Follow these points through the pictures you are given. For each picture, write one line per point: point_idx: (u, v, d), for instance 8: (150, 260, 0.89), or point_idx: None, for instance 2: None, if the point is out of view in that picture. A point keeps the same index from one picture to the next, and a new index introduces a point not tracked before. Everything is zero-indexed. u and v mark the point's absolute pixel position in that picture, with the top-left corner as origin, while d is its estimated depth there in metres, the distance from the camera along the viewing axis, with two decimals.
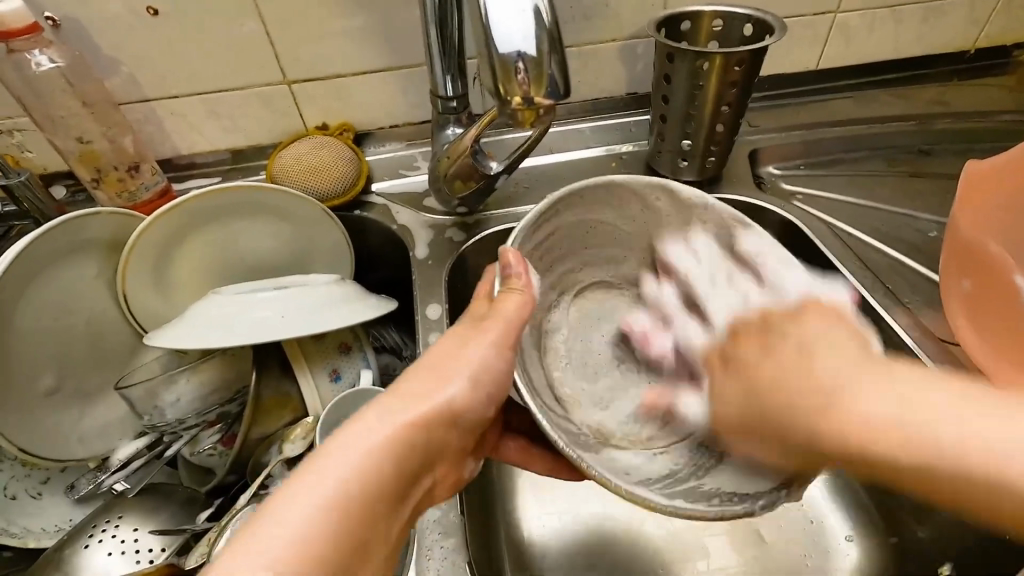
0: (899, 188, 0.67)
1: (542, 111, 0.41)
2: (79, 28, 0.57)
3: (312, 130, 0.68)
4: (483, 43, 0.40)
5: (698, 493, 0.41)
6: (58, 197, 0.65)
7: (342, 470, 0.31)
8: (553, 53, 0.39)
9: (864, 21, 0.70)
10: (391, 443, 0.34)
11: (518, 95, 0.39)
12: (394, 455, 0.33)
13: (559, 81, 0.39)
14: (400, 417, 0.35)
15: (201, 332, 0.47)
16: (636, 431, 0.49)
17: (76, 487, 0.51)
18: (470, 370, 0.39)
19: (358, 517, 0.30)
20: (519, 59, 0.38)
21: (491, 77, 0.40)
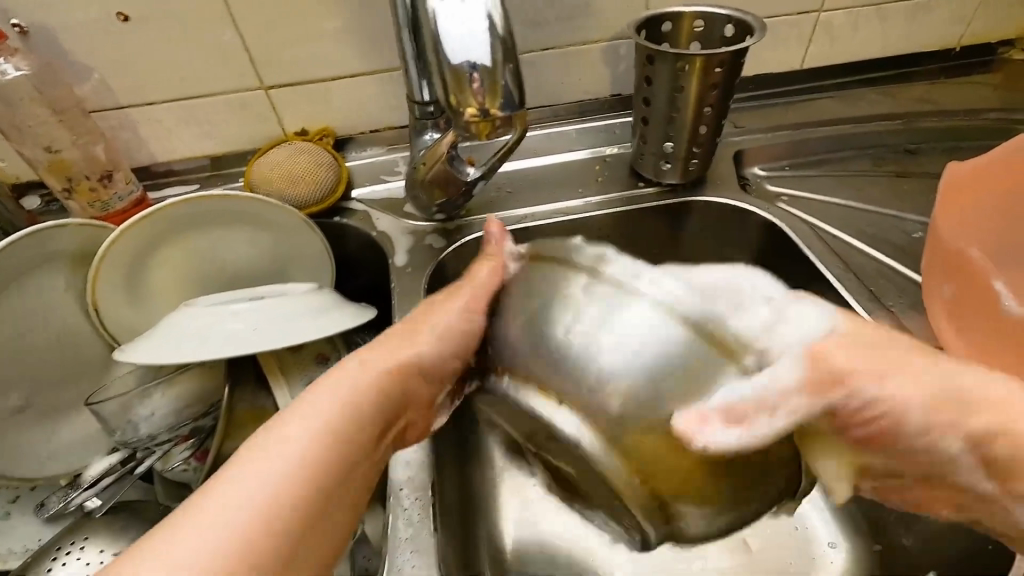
0: (886, 188, 0.67)
1: (498, 123, 0.40)
2: (47, 35, 0.56)
3: (291, 136, 0.67)
4: (434, 51, 0.39)
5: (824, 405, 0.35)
6: (32, 207, 0.63)
7: (309, 430, 0.34)
8: (506, 64, 0.38)
9: (849, 20, 0.69)
10: (357, 400, 0.36)
11: (471, 105, 0.39)
12: (359, 411, 0.36)
13: (512, 92, 0.39)
14: (365, 379, 0.38)
15: (174, 345, 0.46)
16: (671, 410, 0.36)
17: (45, 505, 0.50)
18: (438, 329, 0.42)
19: (328, 465, 0.33)
20: (470, 69, 0.38)
21: (444, 87, 0.39)
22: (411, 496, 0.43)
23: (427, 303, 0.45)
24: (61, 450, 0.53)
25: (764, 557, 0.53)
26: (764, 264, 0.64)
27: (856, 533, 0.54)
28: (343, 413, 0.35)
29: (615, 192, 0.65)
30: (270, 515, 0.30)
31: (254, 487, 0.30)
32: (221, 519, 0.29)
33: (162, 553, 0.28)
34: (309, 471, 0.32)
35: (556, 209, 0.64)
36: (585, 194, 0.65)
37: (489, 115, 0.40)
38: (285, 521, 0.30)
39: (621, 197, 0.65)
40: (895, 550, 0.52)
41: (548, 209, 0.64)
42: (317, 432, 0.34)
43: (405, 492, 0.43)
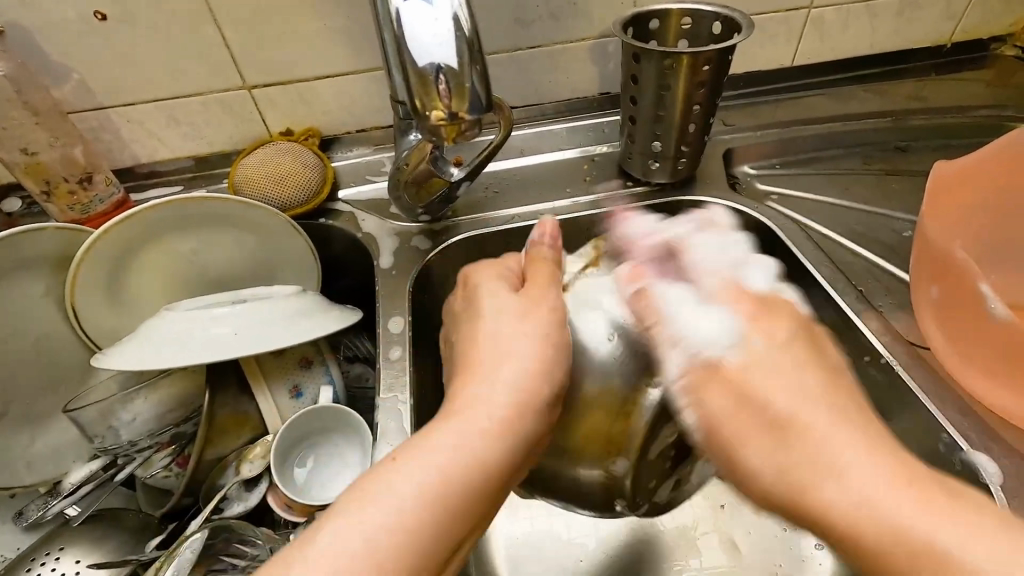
0: (876, 186, 0.66)
1: (466, 126, 0.39)
2: (23, 34, 0.55)
3: (276, 136, 0.66)
4: (400, 54, 0.38)
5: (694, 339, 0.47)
6: (12, 210, 0.62)
7: (455, 425, 0.35)
8: (473, 66, 0.38)
9: (839, 16, 0.68)
10: (490, 394, 0.38)
11: (437, 108, 0.38)
12: (495, 404, 0.37)
13: (480, 95, 0.38)
14: (492, 374, 0.39)
15: (154, 351, 0.45)
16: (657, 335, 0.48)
17: (24, 514, 0.49)
18: (536, 344, 0.41)
19: (477, 459, 0.34)
20: (437, 72, 0.37)
21: (409, 90, 0.38)
22: None
23: (485, 282, 0.48)
24: (41, 458, 0.52)
25: (753, 560, 0.53)
26: None
27: None
28: (484, 411, 0.37)
29: (603, 192, 0.64)
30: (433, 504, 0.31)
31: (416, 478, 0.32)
32: (362, 535, 0.29)
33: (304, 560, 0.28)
34: (466, 467, 0.33)
35: (543, 210, 0.63)
36: (573, 193, 0.65)
37: (457, 119, 0.39)
38: (445, 516, 0.32)
39: (609, 197, 0.64)
40: None
41: (536, 209, 0.63)
42: (468, 429, 0.35)
43: None
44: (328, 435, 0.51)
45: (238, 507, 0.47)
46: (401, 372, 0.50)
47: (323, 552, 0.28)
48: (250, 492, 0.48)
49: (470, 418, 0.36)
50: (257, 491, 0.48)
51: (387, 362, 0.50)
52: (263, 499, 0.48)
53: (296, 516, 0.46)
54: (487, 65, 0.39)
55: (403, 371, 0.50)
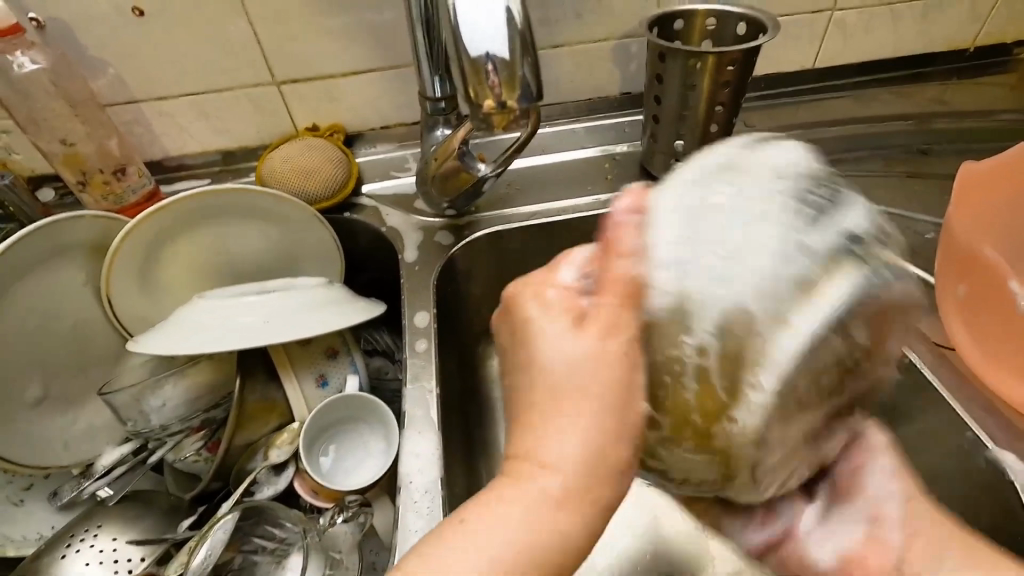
0: (895, 187, 0.66)
1: (516, 115, 0.40)
2: (64, 29, 0.56)
3: (302, 132, 0.67)
4: (453, 45, 0.39)
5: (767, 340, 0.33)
6: (46, 200, 0.64)
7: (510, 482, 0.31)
8: (525, 58, 0.38)
9: (861, 19, 0.69)
10: (535, 441, 0.31)
11: (489, 98, 0.38)
12: (546, 464, 0.31)
13: (531, 84, 0.38)
14: (550, 422, 0.32)
15: (189, 338, 0.46)
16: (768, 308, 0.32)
17: (58, 494, 0.51)
18: (596, 370, 0.32)
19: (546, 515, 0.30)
20: (489, 61, 0.37)
21: (461, 79, 0.39)
22: (420, 488, 0.42)
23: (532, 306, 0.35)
24: (74, 440, 0.53)
25: None
26: None
27: None
28: (547, 468, 0.31)
29: None
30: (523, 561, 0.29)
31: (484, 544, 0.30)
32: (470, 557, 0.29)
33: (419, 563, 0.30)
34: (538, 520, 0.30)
35: (565, 207, 0.64)
36: (594, 191, 0.65)
37: (507, 108, 0.39)
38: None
39: None
40: None
41: (558, 206, 0.64)
42: (523, 489, 0.31)
43: (414, 484, 0.43)
44: (354, 423, 0.52)
45: (269, 491, 0.49)
46: (426, 363, 0.50)
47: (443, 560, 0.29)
48: (279, 476, 0.50)
49: (538, 476, 0.31)
50: (286, 475, 0.49)
51: (413, 354, 0.51)
52: (291, 483, 0.50)
53: (322, 501, 0.48)
54: (539, 57, 0.39)
55: (428, 362, 0.50)
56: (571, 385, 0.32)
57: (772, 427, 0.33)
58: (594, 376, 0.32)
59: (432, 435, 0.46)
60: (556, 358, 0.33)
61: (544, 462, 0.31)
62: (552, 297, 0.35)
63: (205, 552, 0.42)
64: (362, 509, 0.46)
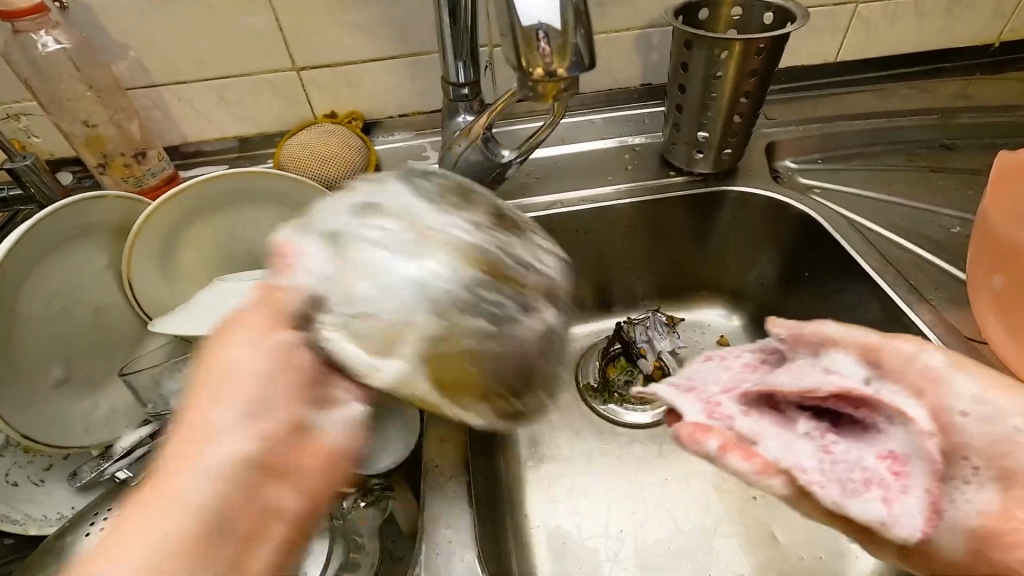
0: (918, 182, 0.65)
1: (563, 84, 0.39)
2: (86, 11, 0.56)
3: (320, 118, 0.67)
4: (505, 17, 0.37)
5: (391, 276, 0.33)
6: (65, 182, 0.64)
7: (235, 522, 0.27)
8: (577, 27, 0.37)
9: (886, 12, 0.68)
10: (206, 480, 0.27)
11: (539, 67, 0.37)
12: (285, 503, 0.29)
13: (583, 54, 0.37)
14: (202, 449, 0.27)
15: (209, 319, 0.46)
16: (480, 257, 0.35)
17: (79, 474, 0.51)
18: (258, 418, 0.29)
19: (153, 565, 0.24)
20: (541, 31, 0.36)
21: (512, 51, 0.38)
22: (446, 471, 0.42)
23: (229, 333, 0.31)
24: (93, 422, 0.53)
25: (794, 554, 0.54)
26: (792, 256, 0.64)
27: None
28: (189, 495, 0.26)
29: (644, 181, 0.65)
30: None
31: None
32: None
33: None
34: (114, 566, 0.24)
35: (586, 196, 0.63)
36: (614, 182, 0.65)
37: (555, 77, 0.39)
38: None
39: (649, 185, 0.64)
40: None
41: (578, 195, 0.63)
42: (241, 531, 0.27)
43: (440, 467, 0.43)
44: None
45: None
46: None
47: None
48: None
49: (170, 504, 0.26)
50: None
51: None
52: None
53: None
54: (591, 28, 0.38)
55: None
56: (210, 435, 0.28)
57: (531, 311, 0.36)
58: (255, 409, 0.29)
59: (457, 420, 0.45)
60: (263, 414, 0.29)
61: (196, 507, 0.26)
62: (273, 342, 0.30)
63: None
64: (384, 492, 0.46)
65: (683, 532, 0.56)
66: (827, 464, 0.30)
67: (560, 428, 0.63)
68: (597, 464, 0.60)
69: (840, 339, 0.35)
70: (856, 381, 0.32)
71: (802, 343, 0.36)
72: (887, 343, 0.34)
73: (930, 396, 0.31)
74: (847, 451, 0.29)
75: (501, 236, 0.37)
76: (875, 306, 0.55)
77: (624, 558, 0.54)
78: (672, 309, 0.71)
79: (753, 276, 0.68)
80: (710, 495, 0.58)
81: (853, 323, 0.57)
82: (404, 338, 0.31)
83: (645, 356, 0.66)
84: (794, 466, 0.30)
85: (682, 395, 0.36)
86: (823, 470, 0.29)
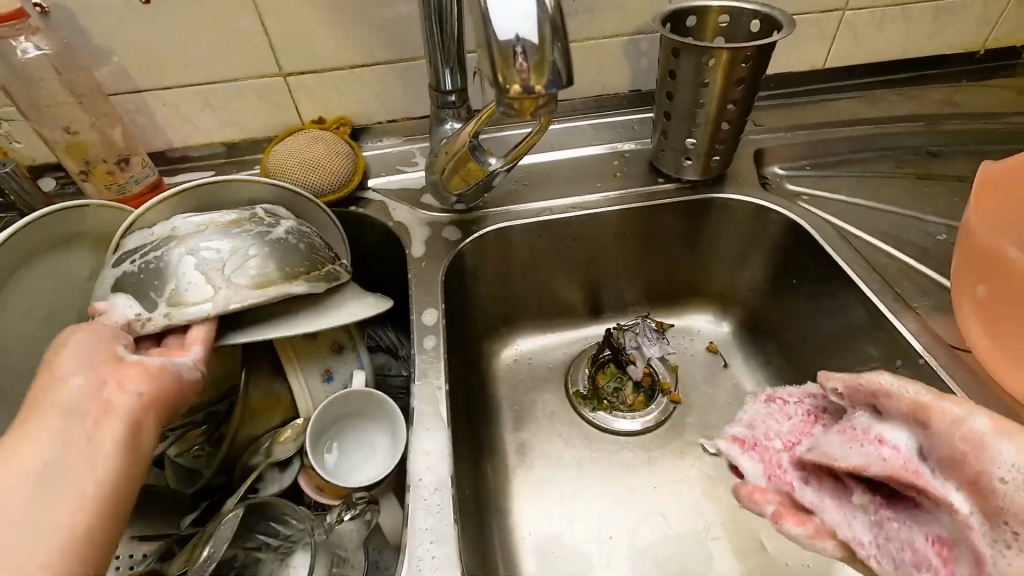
0: (906, 188, 0.66)
1: (542, 101, 0.39)
2: (67, 15, 0.55)
3: (308, 124, 0.67)
4: (481, 30, 0.37)
5: (184, 270, 0.42)
6: (47, 189, 0.63)
7: (81, 422, 0.35)
8: (555, 41, 0.37)
9: (874, 19, 0.68)
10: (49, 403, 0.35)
11: (516, 83, 0.37)
12: (117, 401, 0.36)
13: (561, 71, 0.37)
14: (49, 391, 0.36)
15: None
16: (211, 243, 0.44)
17: None
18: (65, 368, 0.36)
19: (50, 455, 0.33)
20: (518, 45, 0.36)
21: (489, 65, 0.38)
22: (430, 485, 0.42)
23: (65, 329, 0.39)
24: None
25: (781, 561, 0.54)
26: (781, 263, 0.64)
27: None
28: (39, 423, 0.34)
29: (634, 188, 0.64)
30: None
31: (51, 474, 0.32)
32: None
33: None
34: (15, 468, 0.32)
35: (575, 203, 0.63)
36: (604, 188, 0.65)
37: (533, 93, 0.38)
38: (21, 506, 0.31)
39: (637, 193, 0.64)
40: None
41: (567, 202, 0.63)
42: (85, 428, 0.35)
43: (424, 482, 0.42)
44: (358, 419, 0.52)
45: (273, 487, 0.49)
46: (435, 361, 0.50)
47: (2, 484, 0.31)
48: (284, 472, 0.49)
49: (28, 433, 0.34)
50: (291, 472, 0.49)
51: (421, 351, 0.50)
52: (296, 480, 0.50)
53: (327, 498, 0.47)
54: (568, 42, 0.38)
55: (438, 359, 0.50)
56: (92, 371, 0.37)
57: (272, 243, 0.45)
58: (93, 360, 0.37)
59: (442, 432, 0.45)
60: (94, 353, 0.38)
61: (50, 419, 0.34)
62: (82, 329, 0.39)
63: (208, 551, 0.41)
64: (368, 506, 0.45)
65: (673, 540, 0.56)
66: (883, 539, 0.35)
67: (550, 435, 0.63)
68: (587, 473, 0.60)
69: (895, 393, 0.38)
70: (907, 451, 0.36)
71: (857, 396, 0.40)
72: (937, 404, 0.36)
73: (972, 463, 0.33)
74: (904, 531, 0.34)
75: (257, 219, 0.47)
76: (862, 314, 0.55)
77: (613, 565, 0.54)
78: (661, 315, 0.71)
79: (742, 282, 0.68)
80: (699, 502, 0.58)
81: (841, 330, 0.58)
82: (189, 305, 0.41)
83: (634, 362, 0.66)
84: (854, 540, 0.35)
85: (747, 453, 0.43)
86: (879, 545, 0.35)
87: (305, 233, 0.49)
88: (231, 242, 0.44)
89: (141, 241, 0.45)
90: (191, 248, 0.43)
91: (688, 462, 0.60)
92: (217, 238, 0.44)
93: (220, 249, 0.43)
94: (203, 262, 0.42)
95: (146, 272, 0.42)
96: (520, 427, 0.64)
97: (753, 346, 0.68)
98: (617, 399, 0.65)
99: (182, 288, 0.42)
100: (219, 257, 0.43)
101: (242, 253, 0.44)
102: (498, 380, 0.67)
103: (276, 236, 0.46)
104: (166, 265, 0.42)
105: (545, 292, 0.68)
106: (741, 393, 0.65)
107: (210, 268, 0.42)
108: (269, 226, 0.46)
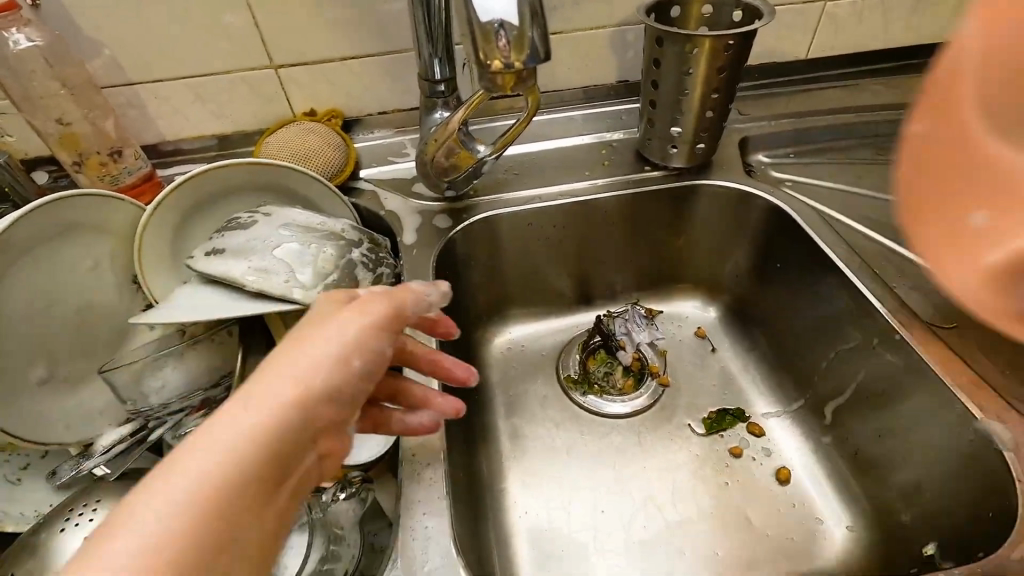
0: (886, 175, 0.67)
1: (523, 75, 0.40)
2: (59, 8, 0.55)
3: (300, 116, 0.67)
4: (463, 13, 0.38)
5: (279, 251, 0.48)
6: (40, 181, 0.64)
7: (282, 477, 0.29)
8: (535, 21, 0.38)
9: (854, 11, 0.70)
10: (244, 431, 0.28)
11: (497, 59, 0.38)
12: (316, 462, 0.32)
13: (539, 48, 0.38)
14: (276, 418, 0.29)
15: (226, 299, 0.47)
16: (305, 237, 0.50)
17: (59, 472, 0.50)
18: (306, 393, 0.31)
19: (258, 483, 0.28)
20: (500, 28, 0.37)
21: (471, 45, 0.39)
22: (423, 460, 0.43)
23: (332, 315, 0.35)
24: (75, 419, 0.53)
25: (765, 535, 0.56)
26: (764, 249, 0.66)
27: (852, 508, 0.56)
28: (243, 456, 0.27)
29: (621, 175, 0.66)
30: (164, 555, 0.23)
31: (228, 530, 0.26)
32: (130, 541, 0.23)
33: (127, 526, 0.24)
34: (219, 494, 0.26)
35: (564, 191, 0.64)
36: (591, 176, 0.66)
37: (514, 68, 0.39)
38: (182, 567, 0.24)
39: (624, 180, 0.65)
40: (894, 527, 0.52)
41: (557, 190, 0.64)
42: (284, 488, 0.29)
43: (417, 456, 0.43)
44: None
45: None
46: None
47: (146, 524, 0.24)
48: None
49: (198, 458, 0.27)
50: None
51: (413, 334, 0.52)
52: None
53: None
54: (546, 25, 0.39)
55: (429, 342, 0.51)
56: (341, 398, 0.33)
57: (359, 248, 0.52)
58: (326, 398, 0.32)
59: None
60: (342, 384, 0.33)
61: (242, 452, 0.27)
62: (367, 334, 0.34)
63: None
64: (363, 484, 0.47)
65: (663, 518, 0.57)
66: None
67: (541, 418, 0.64)
68: (577, 454, 0.61)
69: None
70: None
71: None
72: None
73: None
74: None
75: (381, 254, 0.54)
76: (844, 296, 0.56)
77: (605, 541, 0.55)
78: (650, 302, 0.73)
79: (728, 268, 0.70)
80: (688, 480, 0.59)
81: (825, 311, 0.59)
82: (275, 278, 0.47)
83: (623, 348, 0.68)
84: None
85: None
86: None
87: (381, 246, 0.55)
88: (321, 239, 0.51)
89: (240, 223, 0.51)
90: (287, 237, 0.49)
91: (677, 445, 0.61)
92: (308, 234, 0.51)
93: (312, 243, 0.50)
94: (295, 248, 0.49)
95: (247, 248, 0.48)
96: (512, 412, 0.65)
97: (739, 330, 0.70)
98: (607, 382, 0.66)
99: (275, 263, 0.47)
100: (310, 248, 0.49)
101: (331, 249, 0.50)
102: (490, 366, 0.68)
103: (362, 244, 0.53)
104: (264, 244, 0.49)
105: (535, 279, 0.69)
106: (728, 375, 0.67)
107: (298, 253, 0.48)
108: (359, 235, 0.54)
